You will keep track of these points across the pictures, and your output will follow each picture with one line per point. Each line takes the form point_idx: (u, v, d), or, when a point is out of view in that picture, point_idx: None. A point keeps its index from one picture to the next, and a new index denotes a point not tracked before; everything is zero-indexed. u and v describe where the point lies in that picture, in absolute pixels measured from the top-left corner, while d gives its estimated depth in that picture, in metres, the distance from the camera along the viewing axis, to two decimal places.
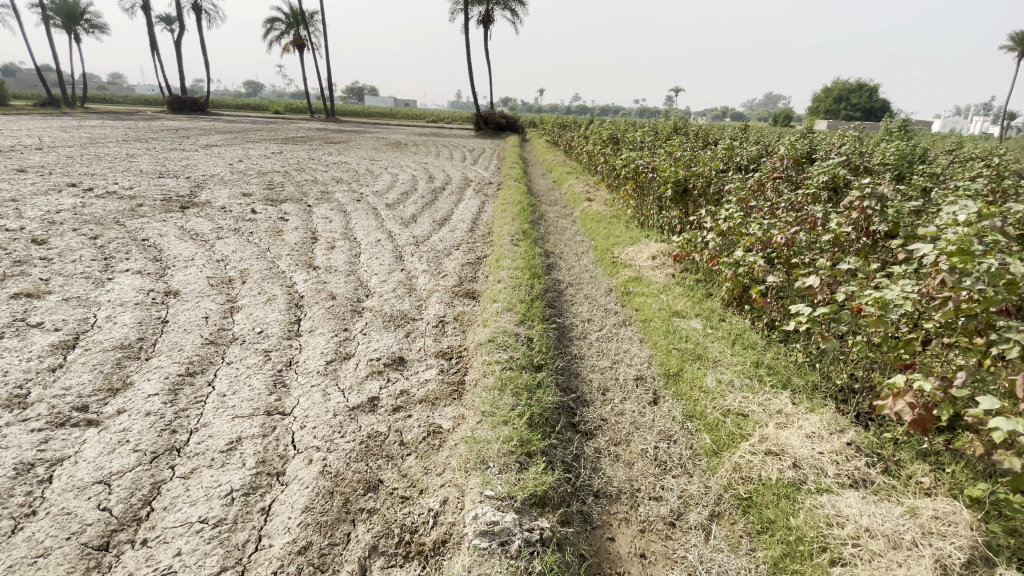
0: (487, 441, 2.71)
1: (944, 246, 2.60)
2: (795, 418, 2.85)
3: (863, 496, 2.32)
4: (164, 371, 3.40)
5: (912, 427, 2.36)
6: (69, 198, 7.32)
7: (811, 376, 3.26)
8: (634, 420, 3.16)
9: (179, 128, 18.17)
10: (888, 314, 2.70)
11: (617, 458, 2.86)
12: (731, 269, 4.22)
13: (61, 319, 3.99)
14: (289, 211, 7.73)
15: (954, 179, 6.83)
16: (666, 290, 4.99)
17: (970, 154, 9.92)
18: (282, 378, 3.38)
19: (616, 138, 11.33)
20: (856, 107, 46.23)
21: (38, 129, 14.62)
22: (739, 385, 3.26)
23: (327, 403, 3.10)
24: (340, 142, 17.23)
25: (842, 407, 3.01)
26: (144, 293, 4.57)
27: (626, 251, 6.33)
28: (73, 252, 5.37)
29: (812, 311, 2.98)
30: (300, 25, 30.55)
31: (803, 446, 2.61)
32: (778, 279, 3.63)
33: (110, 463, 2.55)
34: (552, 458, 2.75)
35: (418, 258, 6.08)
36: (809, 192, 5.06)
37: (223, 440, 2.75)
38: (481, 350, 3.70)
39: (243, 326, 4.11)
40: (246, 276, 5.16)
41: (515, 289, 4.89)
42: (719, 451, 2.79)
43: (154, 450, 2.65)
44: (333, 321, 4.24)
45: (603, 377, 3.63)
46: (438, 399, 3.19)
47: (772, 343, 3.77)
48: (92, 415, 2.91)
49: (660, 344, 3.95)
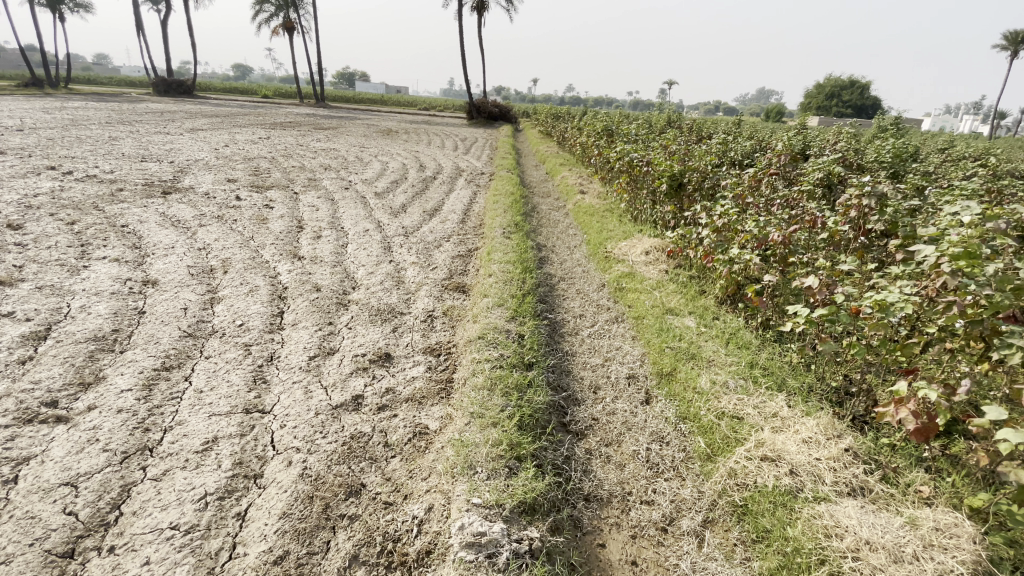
0: (475, 445, 2.61)
1: (947, 249, 2.56)
2: (791, 423, 2.79)
3: (862, 505, 2.27)
4: (140, 364, 3.26)
5: (914, 436, 2.27)
6: (47, 181, 7.07)
7: (806, 378, 3.20)
8: (625, 420, 3.08)
9: (164, 110, 17.72)
10: (889, 316, 2.65)
11: (609, 459, 2.79)
12: (726, 267, 4.14)
13: (33, 308, 3.81)
14: (275, 199, 7.54)
15: (947, 179, 6.78)
16: (660, 287, 4.92)
17: (960, 153, 9.95)
18: (262, 374, 3.25)
19: (611, 129, 11.19)
20: (849, 104, 46.53)
21: (21, 110, 14.25)
22: (734, 386, 3.18)
23: (309, 401, 2.99)
24: (330, 129, 16.94)
25: (838, 411, 2.96)
26: (121, 282, 4.40)
27: (620, 245, 6.25)
28: (49, 237, 5.17)
29: (810, 312, 2.90)
30: (290, 7, 29.89)
31: (800, 452, 2.54)
32: (775, 279, 3.56)
33: (77, 464, 2.42)
34: (542, 461, 2.67)
35: (408, 250, 5.94)
36: (804, 189, 5.01)
37: (198, 440, 2.63)
38: (471, 348, 3.59)
39: (224, 318, 3.96)
40: (228, 265, 4.99)
41: (506, 283, 4.78)
42: (714, 456, 2.72)
43: (126, 450, 2.53)
44: (318, 314, 4.11)
45: (595, 375, 3.56)
46: (425, 398, 3.08)
47: (766, 343, 3.70)
48: (62, 411, 2.77)
49: (653, 343, 3.87)
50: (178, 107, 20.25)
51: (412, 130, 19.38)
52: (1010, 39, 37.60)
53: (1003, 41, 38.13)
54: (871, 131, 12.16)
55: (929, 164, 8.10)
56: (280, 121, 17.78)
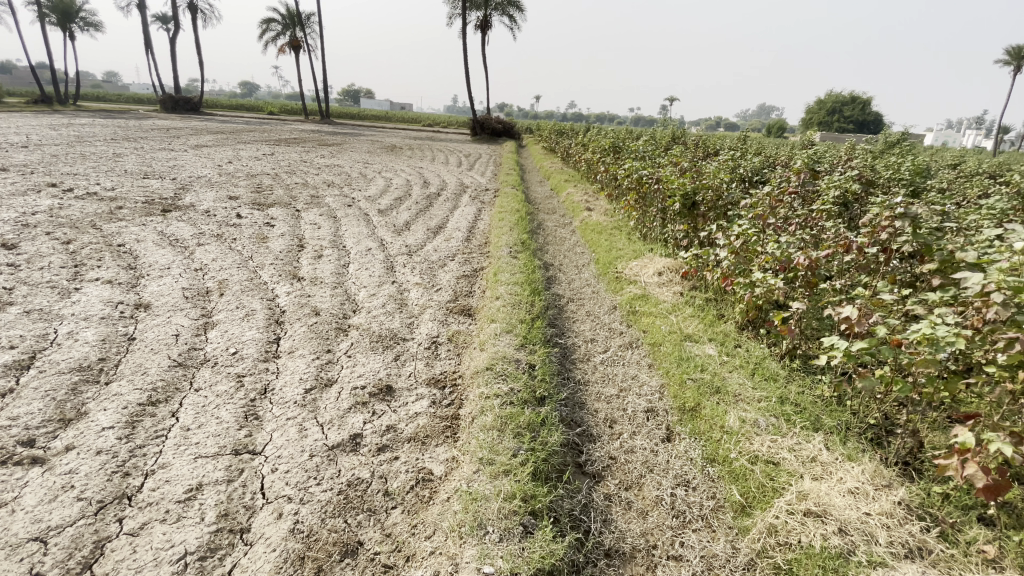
0: (485, 497, 2.36)
1: (1001, 279, 2.36)
2: (833, 469, 2.55)
3: (922, 571, 2.02)
4: (124, 399, 3.03)
5: (982, 493, 2.04)
6: (46, 199, 6.93)
7: (840, 415, 2.98)
8: (646, 460, 2.84)
9: (169, 127, 17.72)
10: (939, 352, 2.42)
11: (630, 506, 2.54)
12: (748, 291, 3.90)
13: (18, 334, 3.61)
14: (276, 216, 7.39)
15: (967, 197, 6.56)
16: (676, 310, 4.69)
17: (974, 169, 9.77)
18: (254, 410, 3.02)
19: (616, 145, 11.05)
20: (850, 119, 46.70)
21: (29, 126, 14.23)
22: (765, 425, 2.93)
23: (304, 441, 2.75)
24: (334, 145, 16.91)
25: (881, 454, 2.73)
26: (113, 306, 4.20)
27: (631, 265, 6.04)
28: (43, 258, 5.00)
29: (849, 346, 2.66)
30: (296, 26, 30.20)
31: (847, 507, 2.30)
32: (805, 306, 3.32)
33: (48, 515, 2.19)
34: (559, 514, 2.41)
35: (411, 270, 5.75)
36: (825, 208, 4.80)
37: (182, 487, 2.39)
38: (478, 380, 3.35)
39: (217, 346, 3.75)
40: (224, 287, 4.80)
41: (514, 307, 4.56)
42: (749, 508, 2.47)
43: (102, 499, 2.30)
44: (316, 341, 3.90)
45: (610, 408, 3.32)
46: (429, 438, 2.85)
47: (793, 374, 3.46)
48: (39, 451, 2.56)
49: (673, 373, 3.62)
50: (185, 123, 20.39)
51: (416, 146, 19.39)
52: (1012, 54, 37.62)
53: (1005, 57, 38.22)
54: (879, 146, 12.03)
55: (945, 180, 7.90)
56: (284, 137, 17.76)
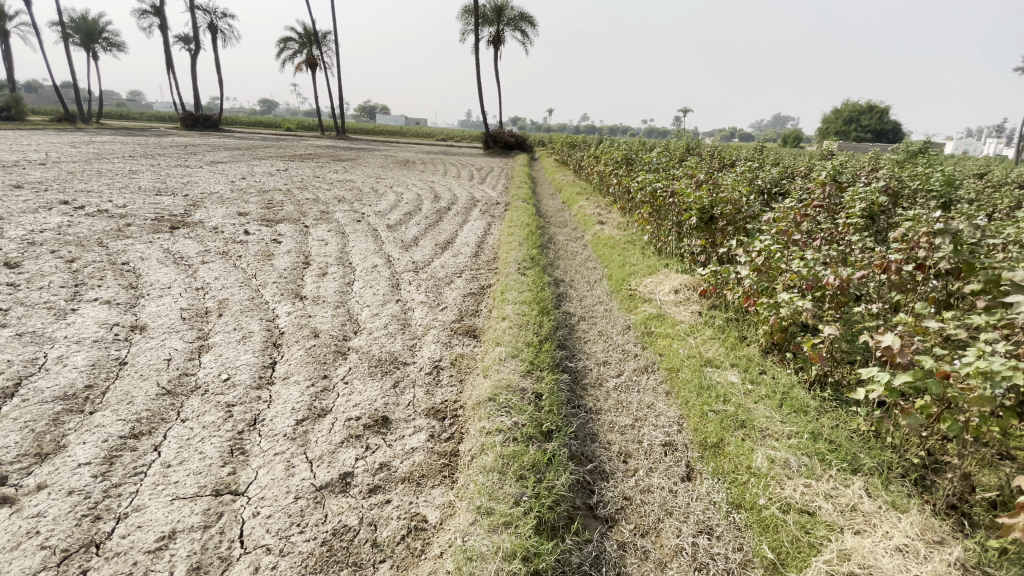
0: (481, 556, 2.10)
1: None
2: (877, 521, 2.26)
3: None
4: (106, 430, 2.85)
5: None
6: (57, 216, 6.92)
7: (882, 454, 2.70)
8: (664, 503, 2.57)
9: (188, 143, 17.99)
10: (994, 389, 2.11)
11: (646, 556, 2.28)
12: (772, 313, 3.61)
13: (6, 359, 3.48)
14: (284, 232, 7.29)
15: (1001, 210, 6.20)
16: (695, 331, 4.42)
17: (1004, 178, 9.36)
18: (241, 444, 2.81)
19: (629, 157, 10.82)
20: (867, 128, 45.99)
21: (50, 143, 14.49)
22: (797, 465, 2.65)
23: (290, 480, 2.55)
24: (348, 159, 16.96)
25: (929, 500, 2.45)
26: (108, 327, 4.07)
27: (645, 281, 5.78)
28: (44, 277, 4.91)
29: (890, 380, 2.36)
30: (313, 45, 30.78)
31: (897, 568, 2.01)
32: (837, 331, 3.03)
33: (7, 567, 2.00)
34: (566, 570, 2.16)
35: (416, 287, 5.56)
36: (851, 221, 4.49)
37: (154, 535, 2.20)
38: (481, 411, 3.12)
39: (210, 371, 3.58)
40: (224, 307, 4.66)
41: (521, 328, 4.32)
42: (781, 567, 2.19)
43: (67, 547, 2.10)
44: (312, 366, 3.70)
45: (624, 441, 3.07)
46: (425, 478, 2.63)
47: (825, 406, 3.17)
48: (8, 490, 2.38)
49: (693, 404, 3.34)
50: (202, 139, 20.74)
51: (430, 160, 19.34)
52: None
53: None
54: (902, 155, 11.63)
55: (975, 191, 7.53)
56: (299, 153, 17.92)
